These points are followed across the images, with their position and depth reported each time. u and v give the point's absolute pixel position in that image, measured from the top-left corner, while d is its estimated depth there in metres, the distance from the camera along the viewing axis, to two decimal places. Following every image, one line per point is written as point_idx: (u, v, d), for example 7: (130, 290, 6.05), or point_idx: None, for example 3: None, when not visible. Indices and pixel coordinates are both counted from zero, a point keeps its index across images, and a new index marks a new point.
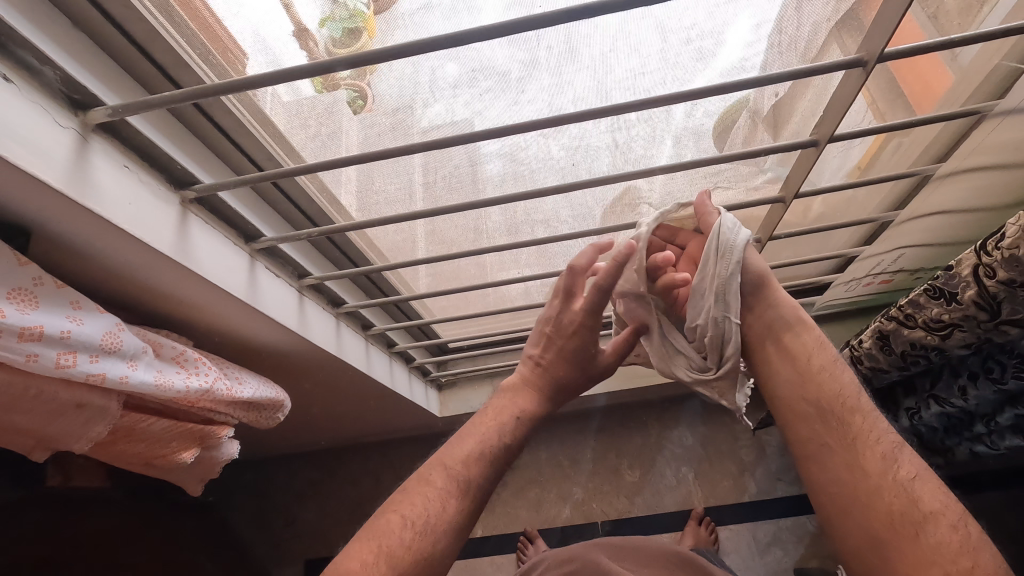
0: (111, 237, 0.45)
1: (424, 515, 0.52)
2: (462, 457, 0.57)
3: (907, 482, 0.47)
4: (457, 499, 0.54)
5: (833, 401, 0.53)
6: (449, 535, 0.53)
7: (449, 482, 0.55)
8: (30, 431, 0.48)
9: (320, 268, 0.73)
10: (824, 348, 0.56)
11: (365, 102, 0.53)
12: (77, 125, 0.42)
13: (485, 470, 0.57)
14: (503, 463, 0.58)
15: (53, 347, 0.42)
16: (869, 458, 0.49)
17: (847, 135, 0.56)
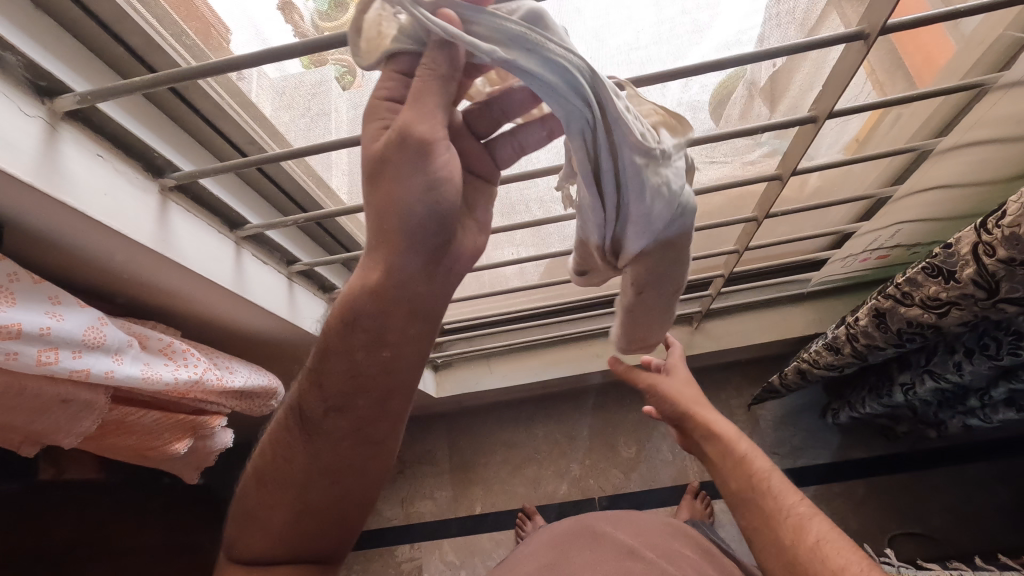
0: (86, 229, 0.44)
1: (280, 466, 0.55)
2: (301, 392, 0.53)
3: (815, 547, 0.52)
4: (304, 440, 0.53)
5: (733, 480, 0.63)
6: (311, 483, 0.55)
7: (292, 422, 0.53)
8: (16, 427, 0.47)
9: (311, 253, 0.71)
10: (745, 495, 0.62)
11: (354, 79, 0.50)
12: (46, 113, 0.40)
13: (319, 402, 0.51)
14: (347, 381, 0.50)
15: (33, 345, 0.41)
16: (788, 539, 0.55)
17: (847, 111, 0.54)
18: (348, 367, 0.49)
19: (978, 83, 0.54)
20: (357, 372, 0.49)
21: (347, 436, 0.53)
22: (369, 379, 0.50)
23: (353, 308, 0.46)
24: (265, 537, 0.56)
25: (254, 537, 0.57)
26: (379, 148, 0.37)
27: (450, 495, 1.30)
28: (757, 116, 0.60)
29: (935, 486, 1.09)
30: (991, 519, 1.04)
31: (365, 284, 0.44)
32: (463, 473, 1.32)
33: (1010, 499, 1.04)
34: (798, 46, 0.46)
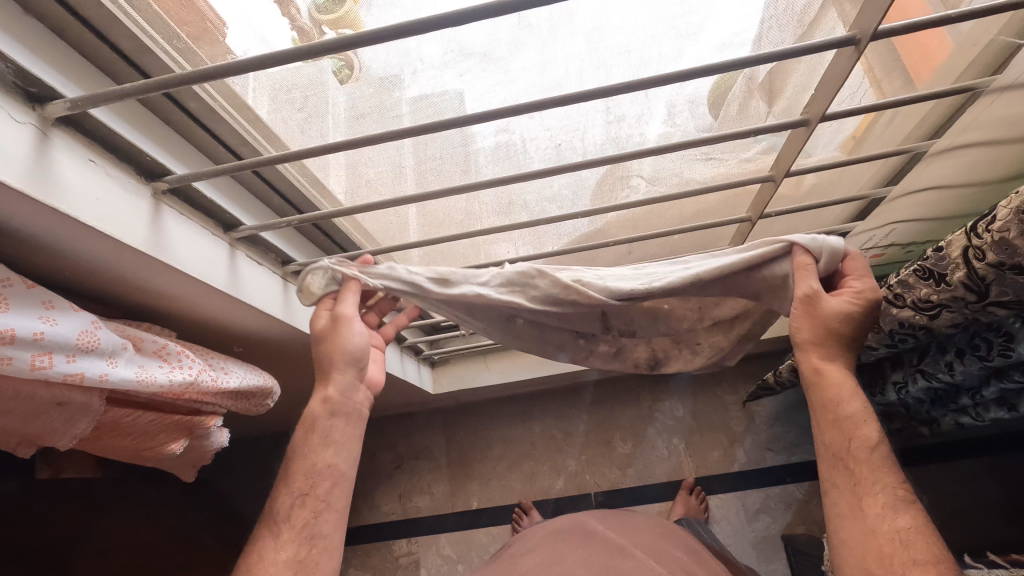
0: (79, 234, 0.44)
1: (254, 564, 0.58)
2: (273, 499, 0.62)
3: (900, 531, 0.49)
4: (274, 536, 0.60)
5: (841, 448, 0.54)
6: (286, 572, 0.58)
7: (263, 527, 0.61)
8: (12, 430, 0.47)
9: (306, 253, 0.72)
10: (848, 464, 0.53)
11: (352, 72, 0.52)
12: (36, 120, 0.40)
13: (285, 499, 0.62)
14: (308, 478, 0.63)
15: (27, 350, 0.41)
16: (871, 508, 0.51)
17: (840, 114, 0.54)
18: (305, 461, 0.63)
19: (968, 87, 0.54)
20: (319, 471, 0.63)
21: (314, 529, 0.61)
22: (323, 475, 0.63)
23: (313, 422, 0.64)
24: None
25: None
26: (320, 323, 0.64)
27: (447, 490, 1.31)
28: (755, 112, 0.61)
29: (928, 483, 1.10)
30: (982, 515, 1.05)
31: (317, 411, 0.65)
32: (460, 468, 1.33)
33: (1003, 495, 1.05)
34: (787, 53, 0.46)
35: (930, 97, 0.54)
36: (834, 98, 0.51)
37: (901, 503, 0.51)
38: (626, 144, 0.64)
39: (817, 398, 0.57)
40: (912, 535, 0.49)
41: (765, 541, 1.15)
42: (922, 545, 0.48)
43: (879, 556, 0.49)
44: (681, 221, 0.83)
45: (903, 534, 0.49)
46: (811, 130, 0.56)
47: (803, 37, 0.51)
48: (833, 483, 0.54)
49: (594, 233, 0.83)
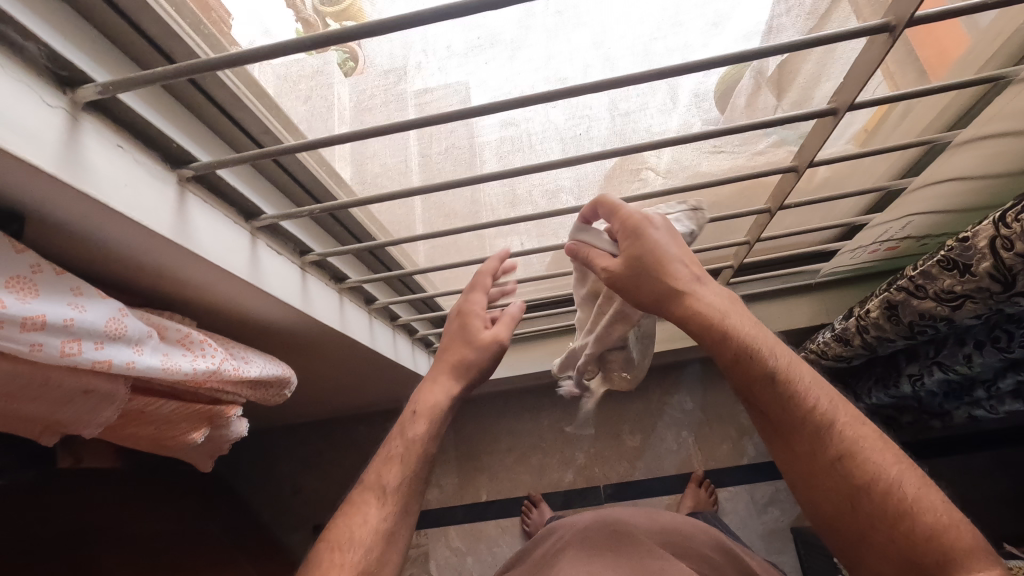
0: (107, 220, 0.43)
1: (353, 528, 0.59)
2: (377, 467, 0.64)
3: (835, 463, 0.49)
4: (377, 508, 0.60)
5: (746, 387, 0.54)
6: (380, 542, 0.59)
7: (368, 495, 0.61)
8: (38, 417, 0.47)
9: (322, 243, 0.72)
10: (763, 401, 0.53)
11: (357, 64, 0.51)
12: (66, 104, 0.40)
13: (396, 469, 0.63)
14: (420, 457, 0.65)
15: (57, 336, 0.41)
16: (802, 448, 0.51)
17: (869, 103, 0.53)
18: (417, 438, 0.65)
19: (996, 76, 0.53)
20: (424, 452, 0.65)
21: (408, 511, 0.62)
22: (427, 458, 0.65)
23: (434, 404, 0.68)
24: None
25: None
26: (484, 337, 0.71)
27: (456, 482, 1.31)
28: (764, 106, 0.61)
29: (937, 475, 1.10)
30: (992, 508, 1.06)
31: (435, 396, 0.69)
32: (469, 460, 1.33)
33: (1011, 488, 1.06)
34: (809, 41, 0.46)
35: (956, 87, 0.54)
36: (864, 87, 0.51)
37: (823, 436, 0.50)
38: (632, 135, 0.64)
39: (706, 339, 0.56)
40: (845, 463, 0.49)
41: (773, 534, 1.16)
42: (855, 470, 0.48)
43: (825, 490, 0.50)
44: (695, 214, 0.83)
45: (838, 465, 0.49)
46: (838, 120, 0.55)
47: (815, 27, 0.51)
48: (764, 427, 0.55)
49: None
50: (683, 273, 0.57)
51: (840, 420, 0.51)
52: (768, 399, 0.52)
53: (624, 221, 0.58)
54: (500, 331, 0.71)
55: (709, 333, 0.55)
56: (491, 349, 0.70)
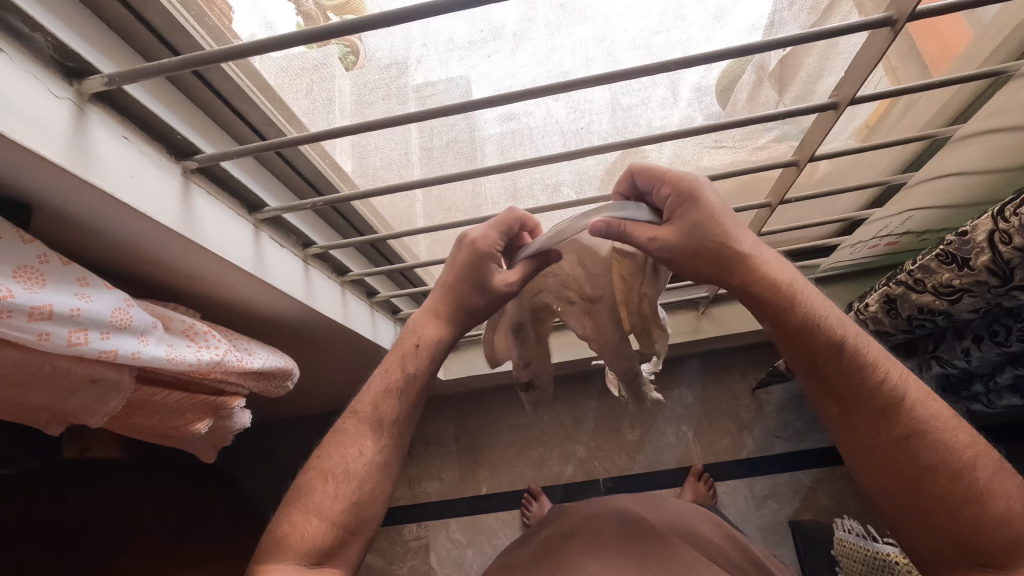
0: (113, 211, 0.44)
1: (343, 463, 0.57)
2: (371, 398, 0.60)
3: (903, 440, 0.49)
4: (371, 441, 0.59)
5: (812, 355, 0.52)
6: (374, 475, 0.58)
7: (360, 427, 0.59)
8: (46, 407, 0.48)
9: (324, 236, 0.72)
10: (832, 367, 0.52)
11: (357, 58, 0.51)
12: (73, 95, 0.40)
13: (394, 405, 0.60)
14: (415, 393, 0.61)
15: (64, 325, 0.41)
16: (865, 425, 0.51)
17: (869, 98, 0.53)
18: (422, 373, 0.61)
19: (998, 70, 0.53)
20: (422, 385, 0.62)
21: (401, 440, 0.60)
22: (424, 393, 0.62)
23: (436, 335, 0.63)
24: (318, 527, 0.54)
25: (300, 542, 0.53)
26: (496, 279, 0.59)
27: (456, 475, 1.32)
28: (765, 100, 0.61)
29: None
30: None
31: (434, 327, 0.63)
32: (469, 454, 1.34)
33: None
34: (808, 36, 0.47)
35: (957, 81, 0.54)
36: (865, 82, 0.51)
37: (890, 415, 0.50)
38: (633, 129, 0.64)
39: (773, 305, 0.54)
40: (914, 441, 0.49)
41: (772, 527, 1.17)
42: (927, 447, 0.48)
43: (888, 468, 0.50)
44: None
45: (906, 443, 0.49)
46: (839, 114, 0.56)
47: (815, 23, 0.52)
48: (820, 399, 0.54)
49: None
50: (745, 242, 0.55)
51: (911, 397, 0.50)
52: (830, 367, 0.52)
53: (673, 184, 0.53)
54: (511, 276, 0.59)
55: (776, 299, 0.54)
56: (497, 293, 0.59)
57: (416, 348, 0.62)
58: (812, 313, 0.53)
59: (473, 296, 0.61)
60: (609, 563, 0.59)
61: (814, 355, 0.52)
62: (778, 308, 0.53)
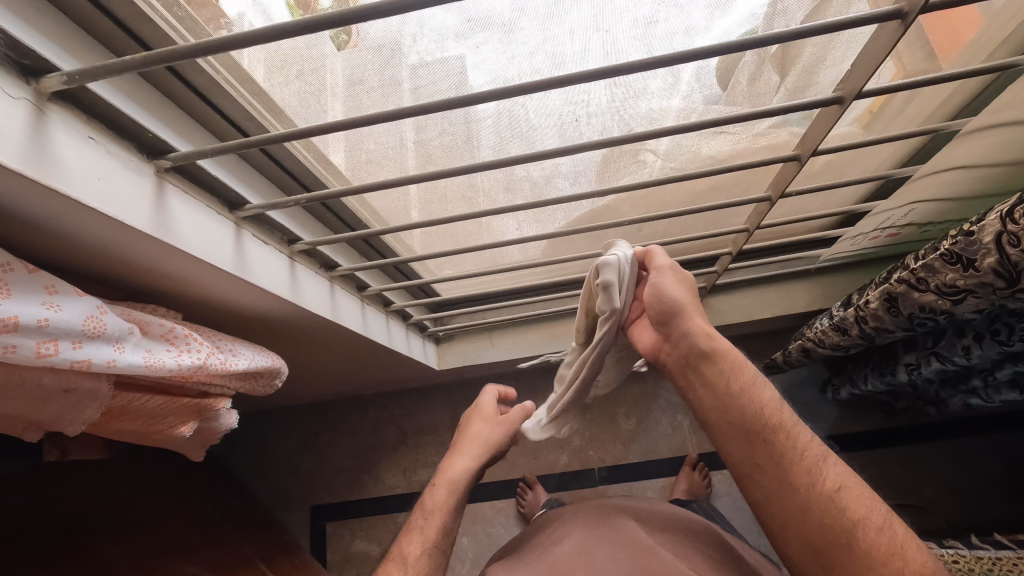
0: (82, 216, 0.42)
1: None
2: (404, 543, 0.70)
3: (834, 494, 0.54)
4: (403, 574, 0.66)
5: (754, 420, 0.59)
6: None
7: (394, 565, 0.68)
8: (21, 416, 0.46)
9: (312, 231, 0.70)
10: (768, 420, 0.58)
11: (350, 37, 0.48)
12: (32, 95, 0.38)
13: (417, 543, 0.69)
14: (438, 529, 0.71)
15: (31, 337, 0.40)
16: (801, 480, 0.55)
17: (877, 91, 0.51)
18: (442, 513, 0.72)
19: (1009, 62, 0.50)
20: (443, 523, 0.71)
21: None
22: (442, 529, 0.71)
23: (452, 475, 0.76)
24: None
25: None
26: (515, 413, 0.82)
27: None
28: (766, 83, 0.59)
29: (933, 459, 1.11)
30: (982, 492, 1.07)
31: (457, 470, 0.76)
32: None
33: (1001, 473, 1.08)
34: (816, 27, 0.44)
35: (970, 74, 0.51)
36: (872, 76, 0.49)
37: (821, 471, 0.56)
38: (630, 120, 0.62)
39: (717, 369, 0.62)
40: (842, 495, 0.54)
41: None
42: (854, 501, 0.54)
43: (817, 524, 0.54)
44: (694, 198, 0.81)
45: (837, 496, 0.54)
46: (844, 109, 0.53)
47: (815, 13, 0.49)
48: (757, 464, 0.58)
49: (605, 210, 0.81)
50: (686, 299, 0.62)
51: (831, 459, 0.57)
52: (755, 423, 0.59)
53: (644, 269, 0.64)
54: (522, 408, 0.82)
55: (717, 368, 0.62)
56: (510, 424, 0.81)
57: (434, 486, 0.76)
58: (756, 379, 0.61)
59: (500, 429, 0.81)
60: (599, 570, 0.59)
61: (751, 415, 0.59)
62: (710, 376, 0.62)
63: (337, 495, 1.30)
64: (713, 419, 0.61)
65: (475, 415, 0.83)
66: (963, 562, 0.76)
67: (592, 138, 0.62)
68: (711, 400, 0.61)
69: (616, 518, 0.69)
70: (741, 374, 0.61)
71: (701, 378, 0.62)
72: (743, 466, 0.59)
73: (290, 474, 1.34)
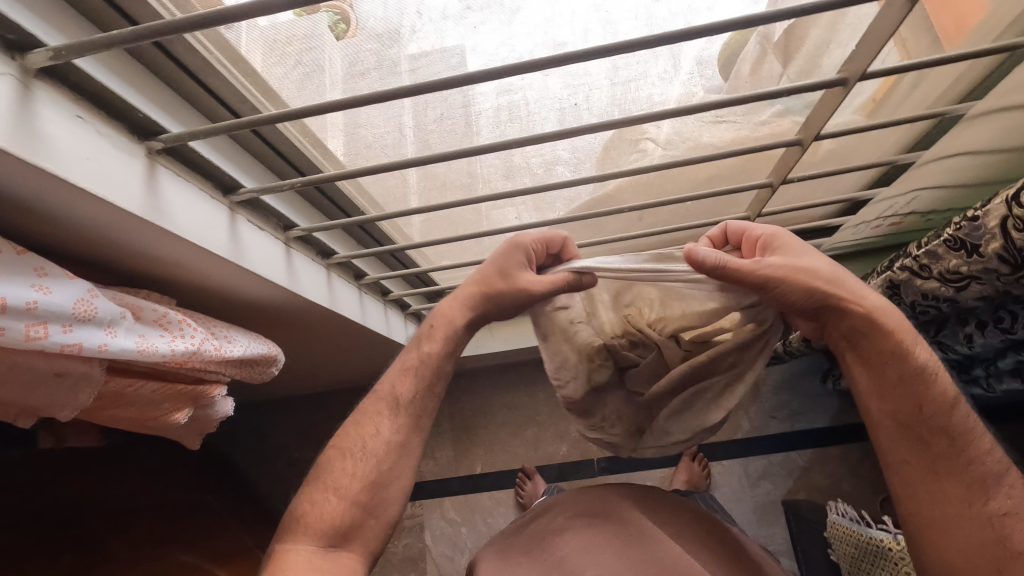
0: (71, 197, 0.41)
1: (329, 484, 0.59)
2: (392, 379, 0.64)
3: (1000, 520, 0.49)
4: (349, 461, 0.60)
5: (924, 419, 0.52)
6: (391, 454, 0.61)
7: (340, 447, 0.62)
8: (12, 401, 0.46)
9: (308, 218, 0.69)
10: (944, 423, 0.51)
11: (348, 26, 0.47)
12: (17, 71, 0.37)
13: (410, 386, 0.63)
14: (430, 373, 0.63)
15: (20, 320, 0.39)
16: (961, 497, 0.50)
17: (882, 71, 0.50)
18: (434, 373, 0.63)
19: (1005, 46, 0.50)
20: (437, 366, 0.64)
21: (422, 421, 0.63)
22: (405, 420, 0.62)
23: (453, 321, 0.64)
24: (337, 505, 0.58)
25: (311, 529, 0.56)
26: (523, 279, 0.60)
27: (451, 455, 1.31)
28: (769, 74, 0.58)
29: None
30: None
31: (456, 311, 0.64)
32: (464, 434, 1.33)
33: None
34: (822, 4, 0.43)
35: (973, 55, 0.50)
36: (877, 55, 0.48)
37: (984, 489, 0.50)
38: (632, 105, 0.61)
39: (890, 351, 0.53)
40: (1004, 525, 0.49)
41: (766, 506, 1.17)
42: (1017, 532, 0.49)
43: (969, 544, 0.49)
44: (695, 186, 0.80)
45: (996, 522, 0.49)
46: (848, 91, 0.52)
47: None
48: (909, 464, 0.53)
49: (605, 198, 0.80)
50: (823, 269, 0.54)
51: (1001, 474, 0.51)
52: (926, 425, 0.52)
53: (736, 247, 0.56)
54: (534, 279, 0.59)
55: (889, 353, 0.53)
56: (522, 295, 0.59)
57: (433, 327, 0.65)
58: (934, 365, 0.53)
59: (512, 296, 0.60)
60: (603, 569, 0.57)
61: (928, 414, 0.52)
62: (868, 354, 0.54)
63: None
64: (869, 402, 0.55)
65: (486, 271, 0.63)
66: None
67: (593, 123, 0.61)
68: (870, 383, 0.54)
69: (613, 503, 0.67)
70: (921, 364, 0.53)
71: (858, 353, 0.55)
72: (893, 461, 0.54)
73: (289, 464, 1.33)
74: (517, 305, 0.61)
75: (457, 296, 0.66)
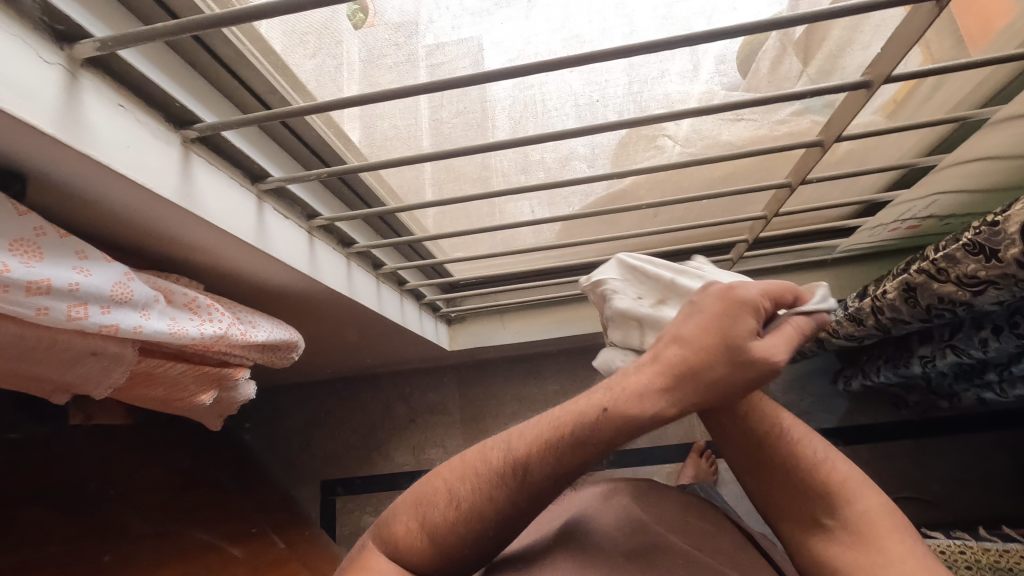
0: (112, 183, 0.42)
1: (427, 515, 0.53)
2: (528, 442, 0.52)
3: (834, 512, 0.54)
4: (452, 512, 0.53)
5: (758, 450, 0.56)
6: (496, 525, 0.52)
7: (451, 485, 0.54)
8: (50, 378, 0.47)
9: (330, 207, 0.70)
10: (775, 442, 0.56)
11: (367, 17, 0.48)
12: (65, 60, 0.38)
13: (546, 465, 0.51)
14: (579, 459, 0.51)
15: (63, 300, 0.41)
16: (803, 498, 0.55)
17: (907, 75, 0.50)
18: (582, 463, 0.51)
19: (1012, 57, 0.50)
20: (586, 456, 0.51)
21: (541, 499, 0.53)
22: (528, 500, 0.52)
23: (633, 416, 0.49)
24: (428, 548, 0.53)
25: (400, 548, 0.53)
26: (756, 351, 0.48)
27: None
28: (789, 72, 0.58)
29: (943, 453, 1.11)
30: (992, 488, 1.07)
31: (640, 401, 0.49)
32: None
33: (1011, 469, 1.08)
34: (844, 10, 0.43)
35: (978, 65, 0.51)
36: (902, 60, 0.48)
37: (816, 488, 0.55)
38: (650, 103, 0.61)
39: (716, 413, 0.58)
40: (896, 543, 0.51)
41: None
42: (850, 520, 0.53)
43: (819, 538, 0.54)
44: (711, 183, 0.81)
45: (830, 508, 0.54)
46: (871, 93, 0.53)
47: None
48: (758, 483, 0.58)
49: (620, 194, 0.81)
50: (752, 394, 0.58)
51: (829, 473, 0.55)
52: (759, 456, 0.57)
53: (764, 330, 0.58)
54: (779, 347, 0.48)
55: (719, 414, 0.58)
56: (759, 370, 0.48)
57: (603, 414, 0.50)
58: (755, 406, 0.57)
59: (734, 382, 0.49)
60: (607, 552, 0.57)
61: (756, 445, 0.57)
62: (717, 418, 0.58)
63: (348, 471, 1.32)
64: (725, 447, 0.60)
65: (698, 340, 0.49)
66: (969, 553, 0.77)
67: (613, 119, 0.62)
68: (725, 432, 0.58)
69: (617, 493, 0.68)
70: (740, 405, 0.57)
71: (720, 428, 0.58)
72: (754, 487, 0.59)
73: (302, 448, 1.36)
74: (750, 387, 0.49)
75: (651, 370, 0.51)
